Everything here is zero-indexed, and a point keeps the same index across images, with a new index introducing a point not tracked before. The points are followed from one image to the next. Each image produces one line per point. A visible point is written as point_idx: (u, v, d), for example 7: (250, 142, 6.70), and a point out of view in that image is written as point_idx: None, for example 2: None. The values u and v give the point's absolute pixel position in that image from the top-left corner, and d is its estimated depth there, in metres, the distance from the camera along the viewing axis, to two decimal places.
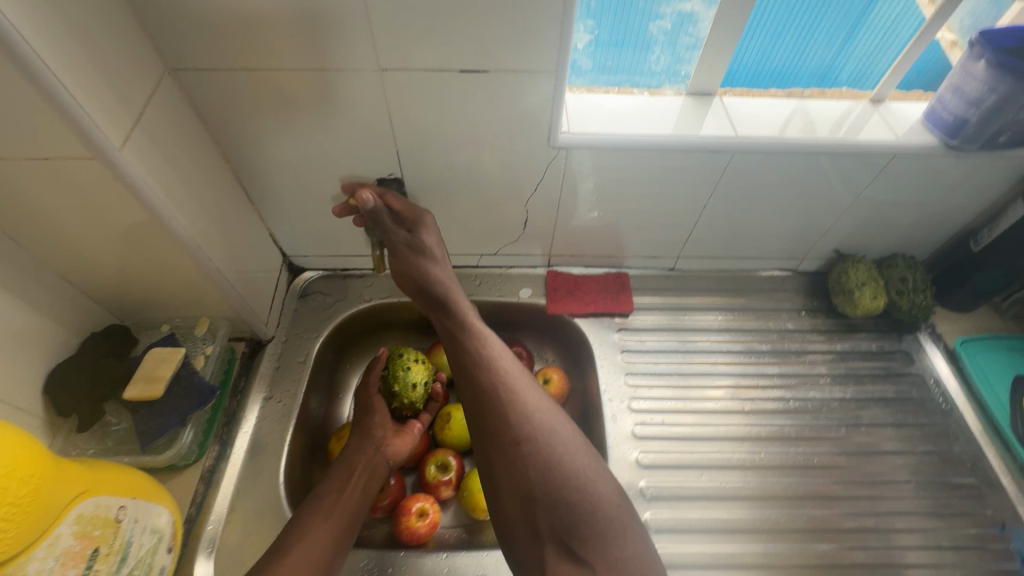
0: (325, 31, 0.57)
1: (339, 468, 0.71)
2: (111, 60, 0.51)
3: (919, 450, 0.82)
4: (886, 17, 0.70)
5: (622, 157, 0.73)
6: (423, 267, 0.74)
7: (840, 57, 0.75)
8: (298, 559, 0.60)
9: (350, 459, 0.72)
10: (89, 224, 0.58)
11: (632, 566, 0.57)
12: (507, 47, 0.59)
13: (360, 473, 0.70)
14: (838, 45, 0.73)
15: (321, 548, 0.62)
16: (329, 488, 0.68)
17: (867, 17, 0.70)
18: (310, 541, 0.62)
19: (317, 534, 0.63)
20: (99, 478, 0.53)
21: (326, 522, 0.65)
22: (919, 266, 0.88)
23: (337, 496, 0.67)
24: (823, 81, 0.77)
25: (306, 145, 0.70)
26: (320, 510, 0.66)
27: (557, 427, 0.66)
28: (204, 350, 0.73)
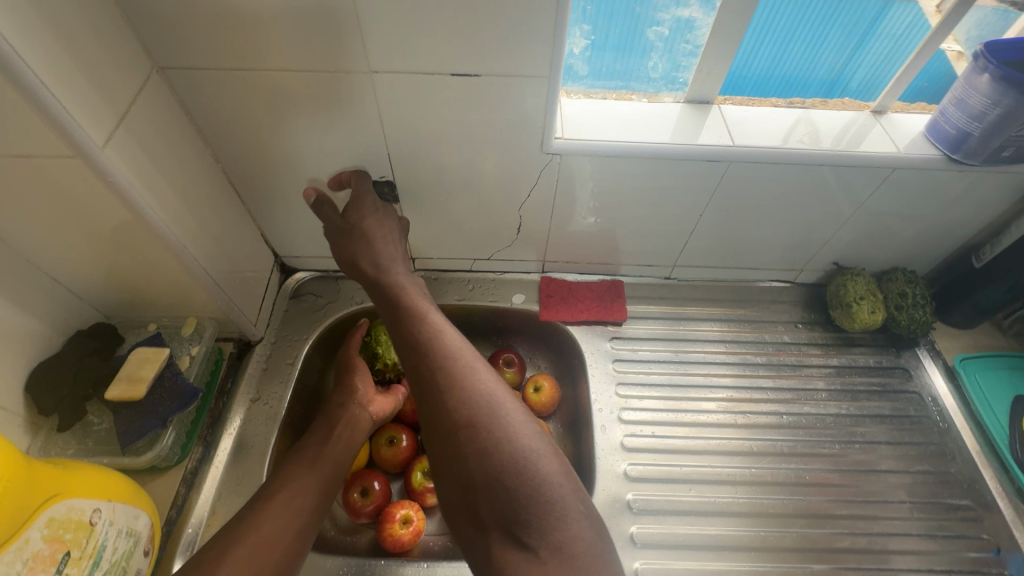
0: (314, 32, 0.57)
1: (321, 425, 0.73)
2: (96, 59, 0.51)
3: (914, 469, 0.80)
4: (898, 25, 0.69)
5: (617, 164, 0.72)
6: (365, 245, 0.69)
7: (850, 66, 0.74)
8: (280, 505, 0.61)
9: (332, 416, 0.73)
10: (73, 223, 0.58)
11: (578, 552, 0.50)
12: (500, 50, 0.58)
13: (342, 428, 0.72)
14: (849, 52, 0.72)
15: (303, 496, 0.63)
16: (310, 444, 0.70)
17: (879, 26, 0.69)
18: (293, 489, 0.63)
19: (300, 484, 0.64)
20: (73, 480, 0.53)
21: (309, 473, 0.66)
22: (919, 281, 0.86)
23: (319, 450, 0.69)
24: (832, 89, 0.77)
25: (296, 145, 0.69)
26: (303, 463, 0.67)
27: (497, 401, 0.58)
28: (189, 351, 0.73)
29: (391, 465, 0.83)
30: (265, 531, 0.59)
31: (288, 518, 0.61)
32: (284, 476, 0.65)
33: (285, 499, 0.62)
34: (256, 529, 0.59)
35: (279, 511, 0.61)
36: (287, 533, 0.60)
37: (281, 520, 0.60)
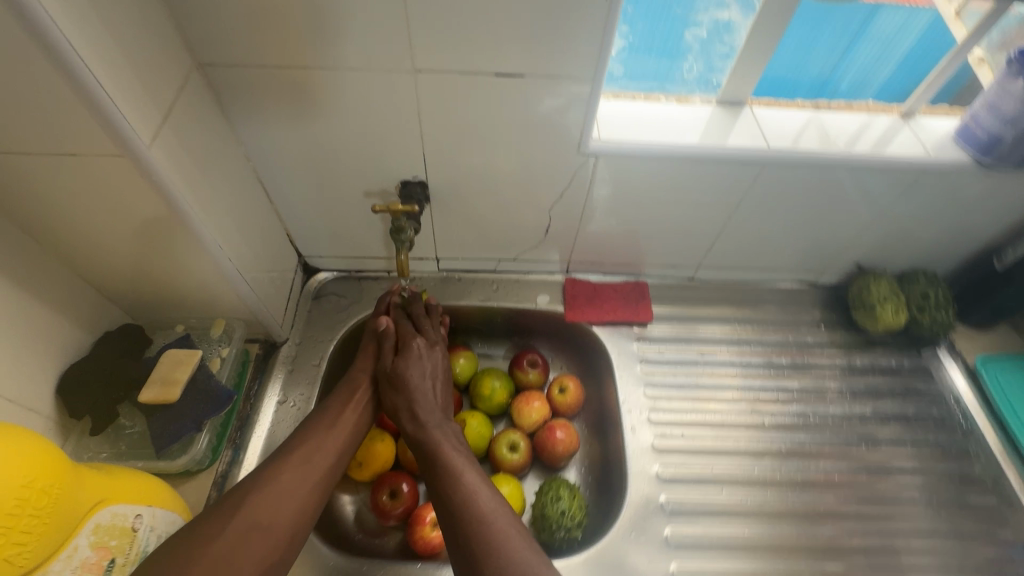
0: (360, 28, 0.56)
1: (342, 387, 0.72)
2: (145, 53, 0.50)
3: (939, 469, 0.81)
4: (890, 27, 0.72)
5: (650, 166, 0.72)
6: (406, 370, 0.71)
7: (840, 68, 0.76)
8: (299, 462, 0.61)
9: (355, 379, 0.73)
10: (108, 220, 0.56)
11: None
12: (544, 49, 0.59)
13: (363, 392, 0.71)
14: (839, 53, 0.74)
15: (321, 455, 0.63)
16: (331, 406, 0.69)
17: (869, 28, 0.72)
18: (310, 448, 0.63)
19: (317, 443, 0.64)
20: (117, 486, 0.51)
21: (327, 433, 0.65)
22: (940, 282, 0.87)
23: (340, 412, 0.68)
24: (822, 92, 0.78)
25: (330, 143, 0.69)
26: (323, 424, 0.66)
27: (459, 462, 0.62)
28: (219, 352, 0.71)
29: (418, 466, 0.82)
30: (281, 484, 0.58)
31: (306, 476, 0.60)
32: (303, 437, 0.64)
33: (302, 459, 0.61)
34: (272, 483, 0.58)
35: (297, 471, 0.60)
36: (303, 488, 0.59)
37: (299, 477, 0.60)
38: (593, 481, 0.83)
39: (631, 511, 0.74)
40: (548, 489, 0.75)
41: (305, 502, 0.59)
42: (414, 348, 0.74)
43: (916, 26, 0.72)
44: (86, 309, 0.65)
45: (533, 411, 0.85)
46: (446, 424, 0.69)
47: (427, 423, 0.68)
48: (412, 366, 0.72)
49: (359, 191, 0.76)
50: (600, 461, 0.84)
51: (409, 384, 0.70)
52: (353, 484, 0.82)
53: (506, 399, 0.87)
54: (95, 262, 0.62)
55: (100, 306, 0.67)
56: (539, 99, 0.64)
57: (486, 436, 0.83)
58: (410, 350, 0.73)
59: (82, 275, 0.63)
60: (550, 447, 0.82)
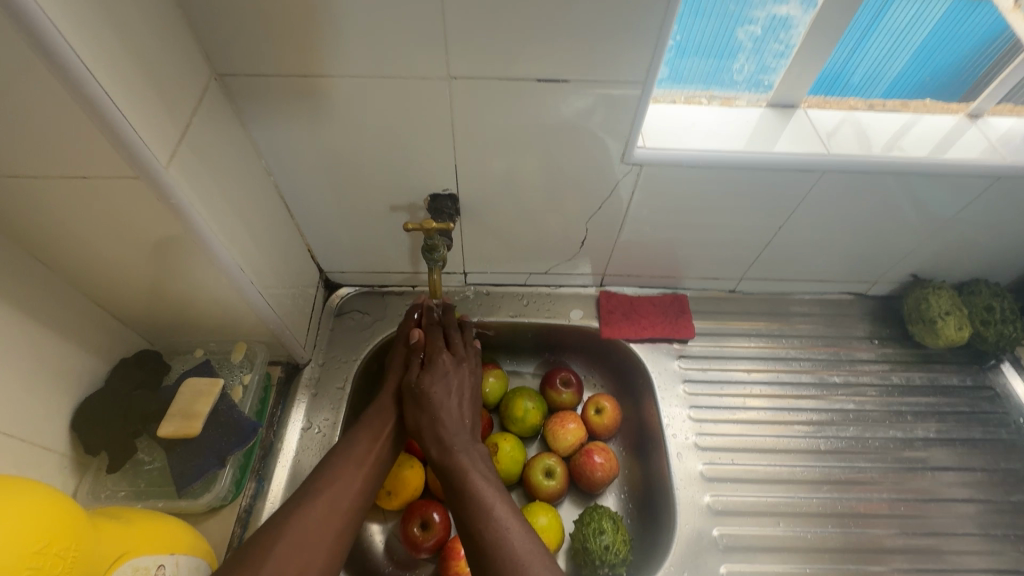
0: (391, 31, 0.52)
1: (372, 415, 0.67)
2: (161, 66, 0.46)
3: (1010, 498, 0.75)
4: (902, 18, 0.64)
5: (697, 176, 0.67)
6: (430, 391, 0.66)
7: (853, 60, 0.68)
8: (326, 504, 0.56)
9: (385, 407, 0.68)
10: (125, 245, 0.53)
11: None
12: (590, 53, 0.54)
13: (393, 425, 0.66)
14: (851, 45, 0.66)
15: (349, 496, 0.58)
16: (361, 437, 0.64)
17: (881, 18, 0.64)
18: (338, 488, 0.58)
19: (344, 482, 0.59)
20: (134, 538, 0.47)
21: (356, 470, 0.60)
22: (1005, 294, 0.81)
23: (369, 447, 0.63)
24: (834, 86, 0.71)
25: (355, 155, 0.64)
26: (352, 458, 0.61)
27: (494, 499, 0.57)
28: (241, 379, 0.68)
29: (449, 494, 0.77)
30: (306, 529, 0.53)
31: (332, 521, 0.55)
32: (330, 473, 0.59)
33: (330, 502, 0.56)
34: (296, 529, 0.53)
35: (322, 517, 0.55)
36: (328, 534, 0.54)
37: (325, 522, 0.55)
38: (634, 510, 0.79)
39: (682, 547, 0.69)
40: (589, 520, 0.70)
41: (331, 549, 0.54)
42: (440, 365, 0.68)
43: (934, 13, 0.63)
44: (101, 336, 0.61)
45: (569, 434, 0.80)
46: (472, 448, 0.63)
47: (452, 445, 0.63)
48: (437, 384, 0.67)
49: (386, 205, 0.72)
50: (641, 487, 0.79)
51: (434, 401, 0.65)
52: (381, 513, 0.78)
53: (540, 420, 0.82)
54: (112, 288, 0.58)
55: (116, 332, 0.63)
56: (582, 106, 0.59)
57: (521, 461, 0.78)
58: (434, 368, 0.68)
59: (98, 300, 0.60)
60: (589, 473, 0.77)
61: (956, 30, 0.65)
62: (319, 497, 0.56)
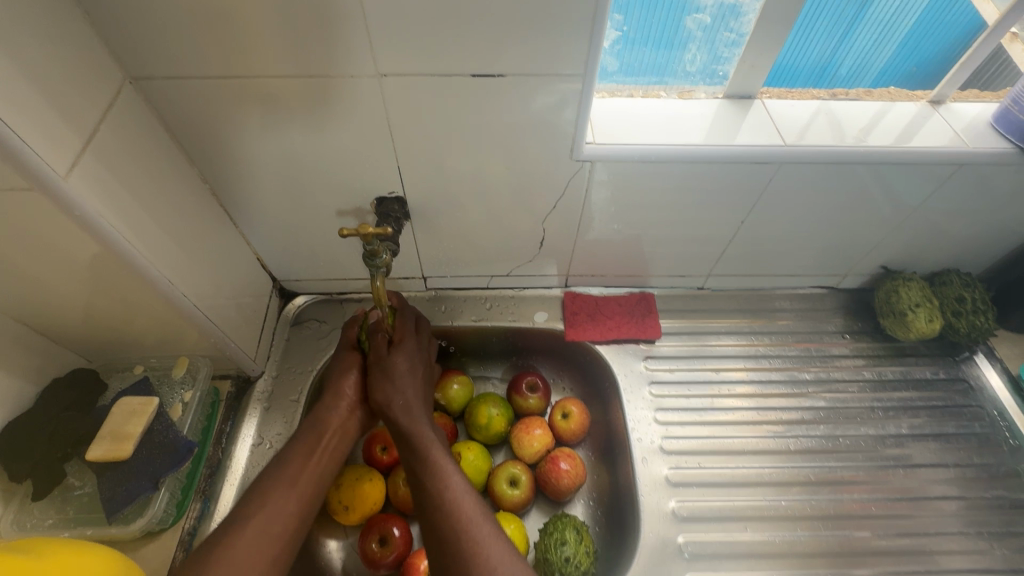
0: (311, 26, 0.50)
1: (308, 431, 0.63)
2: (52, 70, 0.44)
3: (985, 494, 0.73)
4: (888, 7, 0.61)
5: (652, 171, 0.65)
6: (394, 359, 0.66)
7: (839, 52, 0.66)
8: (252, 536, 0.53)
9: (322, 420, 0.64)
10: (37, 261, 0.49)
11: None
12: (522, 43, 0.52)
13: (330, 439, 0.63)
14: (837, 37, 0.64)
15: (280, 523, 0.55)
16: (293, 456, 0.60)
17: (868, 7, 0.61)
18: (267, 514, 0.54)
19: (274, 507, 0.55)
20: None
21: (286, 492, 0.57)
22: (977, 284, 0.79)
23: (302, 466, 0.59)
24: (821, 78, 0.68)
25: (293, 159, 0.62)
26: (284, 480, 0.57)
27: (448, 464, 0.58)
28: (181, 397, 0.66)
29: (410, 507, 0.74)
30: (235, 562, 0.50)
31: (260, 552, 0.52)
32: (261, 498, 0.55)
33: (259, 530, 0.53)
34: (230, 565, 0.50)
35: (249, 548, 0.52)
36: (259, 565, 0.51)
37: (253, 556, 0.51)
38: (602, 517, 0.76)
39: (645, 557, 0.67)
40: (553, 529, 0.68)
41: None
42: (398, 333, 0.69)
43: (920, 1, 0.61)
44: (30, 358, 0.58)
45: (535, 440, 0.78)
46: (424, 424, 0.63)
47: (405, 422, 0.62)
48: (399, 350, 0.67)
49: (332, 210, 0.69)
50: (609, 493, 0.77)
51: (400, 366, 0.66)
52: (341, 529, 0.75)
53: (505, 427, 0.79)
54: (33, 308, 0.55)
55: (48, 351, 0.60)
56: (523, 100, 0.57)
57: (485, 471, 0.76)
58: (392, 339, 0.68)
59: (26, 321, 0.57)
60: (554, 481, 0.74)
61: (945, 17, 0.63)
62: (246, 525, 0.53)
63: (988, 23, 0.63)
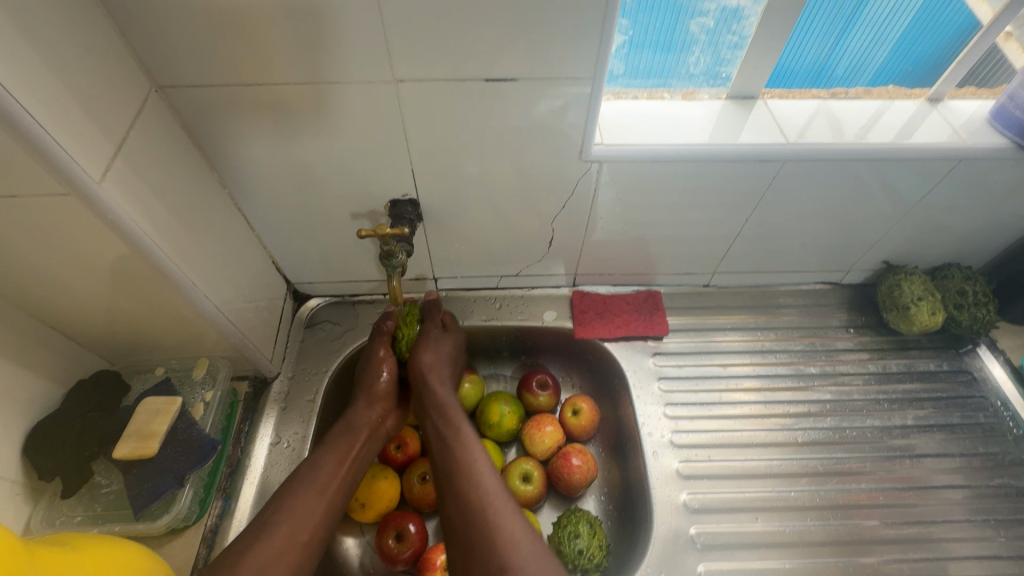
0: (331, 36, 0.52)
1: (338, 436, 0.66)
2: (86, 80, 0.46)
3: (990, 482, 0.75)
4: (882, 11, 0.63)
5: (658, 171, 0.67)
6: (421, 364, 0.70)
7: (835, 53, 0.67)
8: (282, 539, 0.55)
9: (351, 425, 0.67)
10: (68, 263, 0.51)
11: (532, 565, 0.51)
12: (533, 47, 0.54)
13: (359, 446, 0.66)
14: (833, 38, 0.65)
15: (309, 528, 0.57)
16: (323, 462, 0.62)
17: (862, 10, 0.62)
18: (296, 521, 0.57)
19: (304, 512, 0.58)
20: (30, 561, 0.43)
21: (316, 498, 0.59)
22: (977, 277, 0.81)
23: (333, 472, 0.62)
24: (818, 79, 0.70)
25: (310, 163, 0.64)
26: (313, 485, 0.60)
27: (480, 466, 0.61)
28: (202, 397, 0.67)
29: (425, 504, 0.75)
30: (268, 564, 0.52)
31: (291, 557, 0.54)
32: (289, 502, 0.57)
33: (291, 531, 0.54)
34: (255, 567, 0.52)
35: (280, 552, 0.54)
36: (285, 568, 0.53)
37: (281, 561, 0.53)
38: (614, 511, 0.78)
39: (657, 548, 0.68)
40: (566, 523, 0.69)
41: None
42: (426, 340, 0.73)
43: (913, 3, 0.62)
44: (56, 360, 0.59)
45: (546, 436, 0.79)
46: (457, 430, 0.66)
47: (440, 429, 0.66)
48: (424, 363, 0.70)
49: (346, 213, 0.71)
50: (620, 487, 0.78)
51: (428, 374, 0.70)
52: (357, 526, 0.76)
53: (517, 424, 0.81)
54: (60, 311, 0.57)
55: (73, 354, 0.62)
56: (534, 102, 0.59)
57: (498, 467, 0.77)
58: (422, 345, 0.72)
59: (51, 323, 0.58)
60: (566, 476, 0.76)
61: (941, 17, 0.64)
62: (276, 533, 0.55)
63: (983, 23, 0.64)
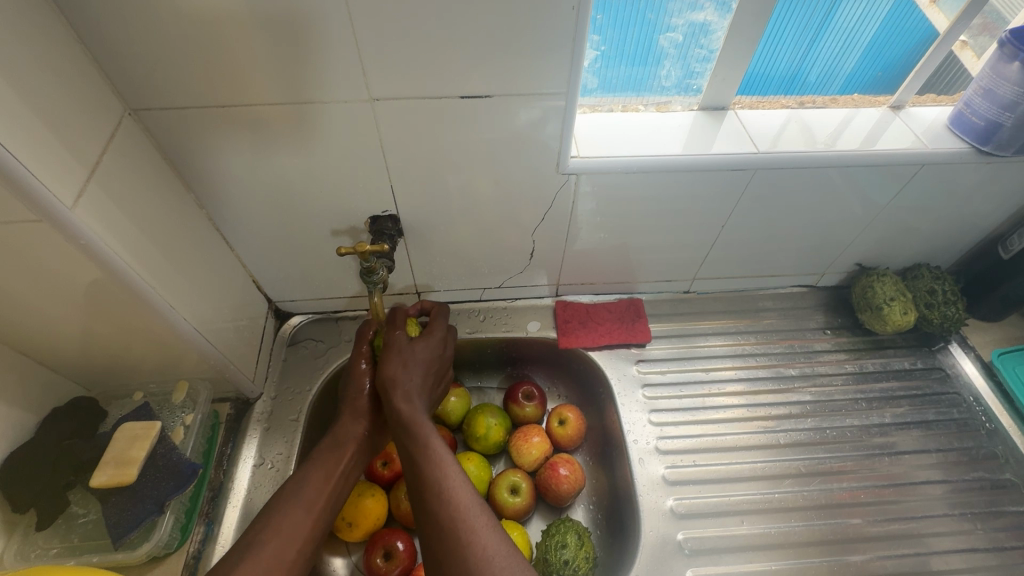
0: (304, 57, 0.52)
1: (326, 451, 0.62)
2: (58, 106, 0.46)
3: (966, 477, 0.76)
4: (849, 19, 0.65)
5: (634, 181, 0.68)
6: (390, 369, 0.63)
7: (807, 61, 0.69)
8: (270, 558, 0.52)
9: (341, 440, 0.63)
10: (41, 291, 0.50)
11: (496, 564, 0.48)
12: (507, 65, 0.55)
13: (345, 462, 0.62)
14: (804, 46, 0.68)
15: (298, 545, 0.54)
16: (311, 474, 0.59)
17: (831, 19, 0.65)
18: (286, 536, 0.54)
19: (292, 529, 0.55)
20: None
21: (308, 516, 0.56)
22: (946, 276, 0.83)
23: (321, 489, 0.59)
24: (791, 86, 0.72)
25: (287, 180, 0.64)
26: (301, 502, 0.57)
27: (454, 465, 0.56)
28: (182, 420, 0.66)
29: (413, 520, 0.75)
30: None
31: (280, 574, 0.51)
32: (276, 520, 0.54)
33: (274, 553, 0.52)
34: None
35: (268, 571, 0.51)
36: None
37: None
38: (603, 520, 0.78)
39: (646, 554, 0.69)
40: (555, 532, 0.69)
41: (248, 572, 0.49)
42: (395, 340, 0.65)
43: (880, 11, 0.65)
44: (29, 387, 0.58)
45: (533, 447, 0.79)
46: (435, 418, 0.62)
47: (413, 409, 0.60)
48: (392, 373, 0.63)
49: (326, 230, 0.71)
50: (608, 495, 0.79)
51: (395, 379, 0.62)
52: (344, 545, 0.75)
53: (504, 436, 0.81)
54: (32, 338, 0.55)
55: (48, 381, 0.60)
56: (511, 117, 0.60)
57: (486, 480, 0.77)
58: (391, 345, 0.65)
59: (24, 350, 0.57)
60: (555, 487, 0.75)
61: (905, 25, 0.67)
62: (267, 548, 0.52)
63: (939, 31, 0.67)
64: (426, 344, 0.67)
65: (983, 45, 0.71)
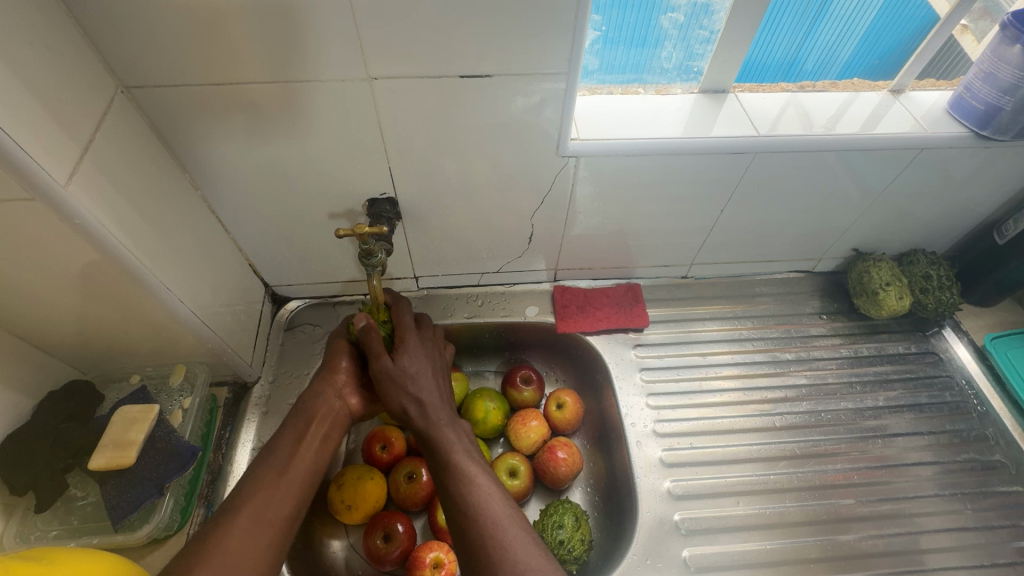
0: (301, 34, 0.51)
1: (294, 419, 0.60)
2: (49, 81, 0.44)
3: (956, 458, 0.78)
4: (849, 8, 0.64)
5: (635, 165, 0.68)
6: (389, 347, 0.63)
7: (808, 48, 0.69)
8: (245, 525, 0.50)
9: (311, 408, 0.62)
10: (34, 273, 0.50)
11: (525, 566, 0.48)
12: (506, 44, 0.54)
13: (317, 427, 0.60)
14: (805, 34, 0.67)
15: (274, 508, 0.52)
16: (281, 444, 0.57)
17: (832, 6, 0.64)
18: (261, 501, 0.52)
19: (267, 493, 0.53)
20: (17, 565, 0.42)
21: (279, 482, 0.54)
22: (942, 262, 0.84)
23: (292, 451, 0.57)
24: (791, 74, 0.72)
25: (284, 161, 0.63)
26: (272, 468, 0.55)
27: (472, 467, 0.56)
28: (180, 403, 0.66)
29: (412, 503, 0.75)
30: (232, 550, 0.48)
31: (251, 541, 0.49)
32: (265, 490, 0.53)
33: (251, 517, 0.50)
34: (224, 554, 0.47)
35: (240, 535, 0.49)
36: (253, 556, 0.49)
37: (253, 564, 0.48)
38: (600, 502, 0.79)
39: (643, 535, 0.70)
40: (553, 512, 0.70)
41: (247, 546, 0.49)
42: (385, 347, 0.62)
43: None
44: (24, 370, 0.57)
45: (531, 431, 0.79)
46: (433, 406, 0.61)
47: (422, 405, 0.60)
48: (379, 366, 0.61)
49: (323, 213, 0.70)
50: (606, 478, 0.80)
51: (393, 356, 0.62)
52: (343, 528, 0.76)
53: (502, 420, 0.81)
54: (29, 322, 0.55)
55: (42, 364, 0.60)
56: (510, 99, 0.59)
57: (485, 463, 0.77)
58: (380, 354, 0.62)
59: (19, 333, 0.56)
60: (553, 470, 0.76)
61: (904, 12, 0.66)
62: (239, 515, 0.50)
63: (940, 16, 0.66)
64: (409, 341, 0.64)
65: (984, 29, 0.70)
